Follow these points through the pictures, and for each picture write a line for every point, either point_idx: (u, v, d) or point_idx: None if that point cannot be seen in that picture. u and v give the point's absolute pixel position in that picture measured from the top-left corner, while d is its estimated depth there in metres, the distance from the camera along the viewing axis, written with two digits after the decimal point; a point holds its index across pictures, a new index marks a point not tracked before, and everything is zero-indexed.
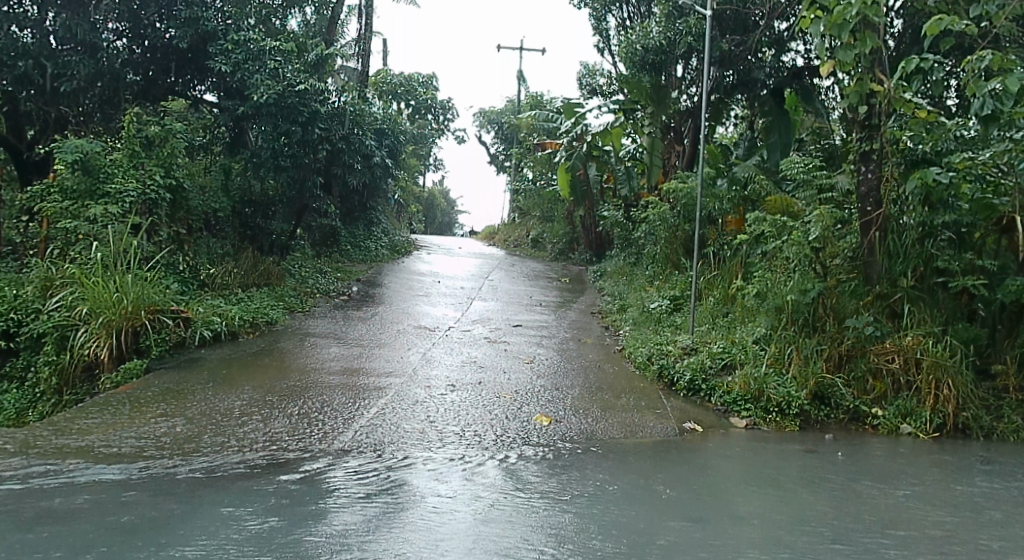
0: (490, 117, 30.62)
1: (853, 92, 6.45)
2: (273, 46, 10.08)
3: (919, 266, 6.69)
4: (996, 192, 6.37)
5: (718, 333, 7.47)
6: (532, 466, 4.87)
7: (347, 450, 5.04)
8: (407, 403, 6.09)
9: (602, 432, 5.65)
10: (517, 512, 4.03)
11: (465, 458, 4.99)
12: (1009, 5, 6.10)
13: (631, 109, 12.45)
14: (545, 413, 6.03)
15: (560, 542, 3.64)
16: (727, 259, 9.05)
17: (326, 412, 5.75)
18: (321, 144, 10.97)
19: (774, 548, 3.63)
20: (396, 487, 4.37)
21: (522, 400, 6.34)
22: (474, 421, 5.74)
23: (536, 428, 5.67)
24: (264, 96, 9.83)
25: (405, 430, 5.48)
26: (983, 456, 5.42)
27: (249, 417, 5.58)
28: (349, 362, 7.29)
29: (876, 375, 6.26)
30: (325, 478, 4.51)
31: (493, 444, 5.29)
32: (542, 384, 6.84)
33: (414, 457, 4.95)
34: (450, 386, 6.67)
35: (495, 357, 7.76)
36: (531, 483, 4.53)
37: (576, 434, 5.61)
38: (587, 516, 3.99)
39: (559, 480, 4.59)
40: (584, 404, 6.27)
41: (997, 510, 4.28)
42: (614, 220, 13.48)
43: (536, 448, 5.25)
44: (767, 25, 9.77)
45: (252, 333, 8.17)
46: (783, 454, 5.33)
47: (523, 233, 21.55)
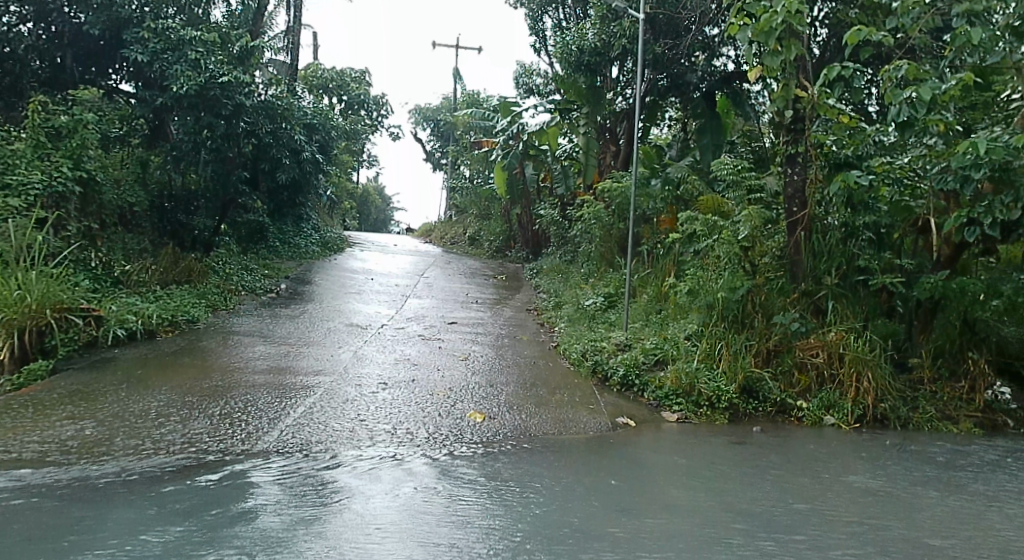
0: (426, 115, 30.34)
1: (779, 98, 6.75)
2: (194, 35, 9.70)
3: (842, 265, 7.02)
4: (913, 195, 6.81)
5: (651, 330, 7.64)
6: (465, 463, 4.89)
7: (272, 450, 4.94)
8: (337, 402, 6.00)
9: (535, 428, 5.71)
10: (451, 508, 4.05)
11: (397, 456, 4.97)
12: (923, 19, 6.42)
13: (568, 109, 12.63)
14: (479, 409, 6.06)
15: (493, 537, 3.68)
16: (660, 258, 9.24)
17: (250, 412, 5.62)
18: (246, 137, 10.90)
19: (705, 539, 3.73)
20: (322, 487, 4.31)
21: (457, 397, 6.35)
22: (406, 419, 5.71)
23: (470, 425, 5.69)
24: (183, 87, 9.50)
25: (334, 429, 5.40)
26: (899, 445, 5.74)
27: (165, 418, 5.40)
28: (275, 361, 7.12)
29: (801, 370, 6.54)
30: (248, 479, 4.41)
31: (426, 442, 5.28)
32: (477, 381, 6.87)
33: (343, 456, 4.90)
34: (382, 384, 6.61)
35: (431, 355, 7.73)
36: (467, 479, 4.55)
37: (510, 430, 5.66)
38: (521, 510, 4.04)
39: (496, 476, 4.63)
40: (519, 400, 6.33)
41: (911, 497, 4.54)
42: (551, 218, 13.65)
43: (470, 445, 5.27)
44: (698, 31, 10.04)
45: (171, 332, 7.93)
46: (715, 446, 5.51)
47: (460, 232, 21.53)
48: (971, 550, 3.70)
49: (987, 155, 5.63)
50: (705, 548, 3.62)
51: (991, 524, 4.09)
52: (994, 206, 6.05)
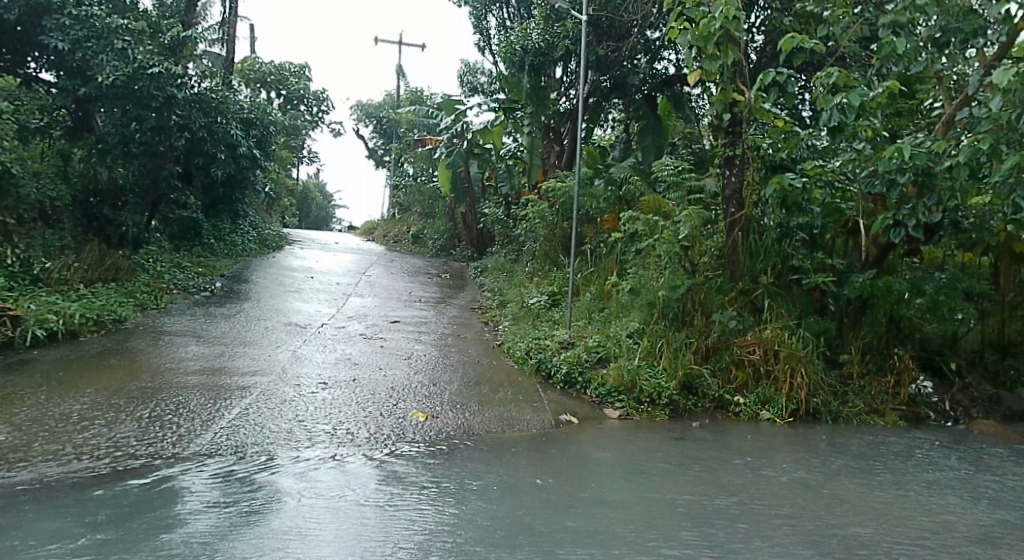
0: (368, 111, 29.98)
1: (718, 102, 6.96)
2: (121, 24, 9.51)
3: (777, 264, 7.27)
4: (844, 197, 7.01)
5: (594, 328, 7.74)
6: (406, 463, 4.87)
7: (205, 453, 4.82)
8: (274, 403, 5.90)
9: (478, 427, 5.72)
10: (391, 508, 4.03)
11: (336, 457, 4.92)
12: (852, 29, 6.72)
13: (512, 109, 12.66)
14: (421, 409, 6.04)
15: (432, 536, 3.67)
16: (603, 257, 9.34)
17: (181, 414, 5.48)
18: (179, 132, 10.62)
19: (642, 534, 3.80)
20: (257, 490, 4.24)
21: (399, 396, 6.32)
22: (346, 420, 5.66)
23: (412, 425, 5.67)
24: (111, 78, 9.28)
25: (271, 430, 5.31)
26: (830, 439, 5.95)
27: (89, 421, 5.21)
28: (209, 361, 6.95)
29: (739, 366, 6.72)
30: (178, 483, 4.29)
31: (367, 442, 5.24)
32: (419, 380, 6.84)
33: (280, 458, 4.82)
34: (322, 384, 6.52)
35: (373, 354, 7.67)
36: (408, 480, 4.53)
37: (453, 429, 5.66)
38: (464, 510, 4.05)
39: (439, 476, 4.62)
40: (462, 399, 6.33)
41: (840, 488, 4.72)
42: (495, 217, 13.68)
43: (411, 445, 5.25)
44: (639, 35, 10.32)
45: (96, 332, 7.65)
46: (656, 442, 5.62)
47: (403, 230, 21.35)
48: (894, 537, 3.87)
49: (910, 160, 5.91)
50: (643, 542, 3.69)
51: (915, 512, 4.29)
52: (917, 208, 6.37)
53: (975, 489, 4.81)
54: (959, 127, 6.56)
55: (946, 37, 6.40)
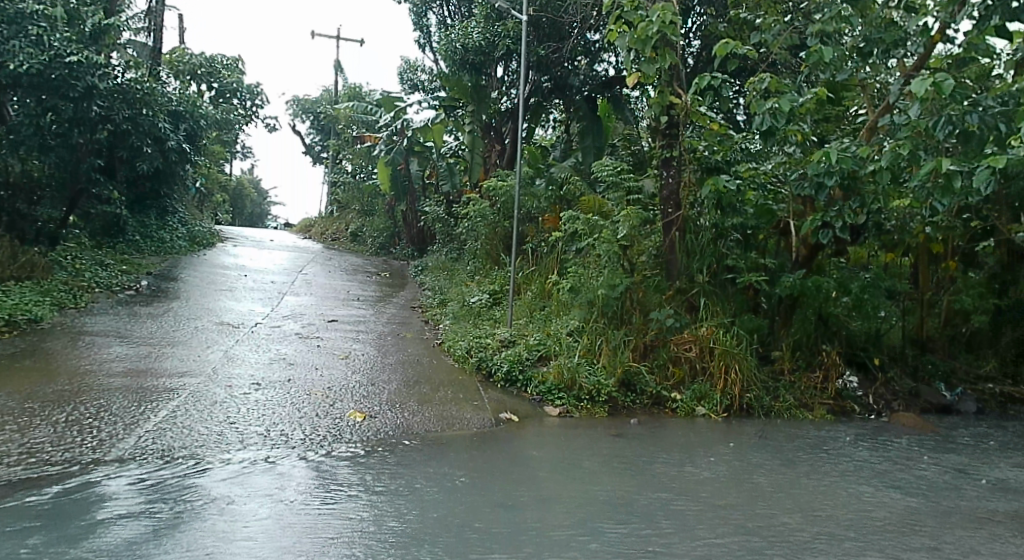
0: (305, 107, 29.37)
1: (655, 104, 7.13)
2: (36, 9, 9.20)
3: (712, 263, 7.43)
4: (775, 199, 7.21)
5: (535, 326, 7.78)
6: (342, 464, 4.82)
7: (128, 457, 4.66)
8: (203, 404, 5.74)
9: (417, 426, 5.70)
10: (329, 510, 3.98)
11: (269, 459, 4.83)
12: (782, 36, 6.93)
13: (453, 106, 12.66)
14: (359, 409, 5.98)
15: (372, 535, 3.65)
16: (544, 256, 9.37)
17: (102, 418, 5.28)
18: (99, 123, 10.45)
19: (581, 530, 3.84)
20: (186, 494, 4.13)
21: (336, 397, 6.23)
22: (280, 420, 5.56)
23: (349, 425, 5.60)
24: (24, 64, 8.95)
25: (200, 433, 5.17)
26: (761, 432, 6.18)
27: (1, 427, 4.97)
28: (133, 362, 6.72)
29: (676, 363, 6.90)
30: (100, 490, 4.15)
31: (301, 443, 5.16)
32: (357, 380, 6.76)
33: (209, 461, 4.71)
34: (254, 384, 6.39)
35: (308, 354, 7.55)
36: (347, 480, 4.49)
37: (391, 428, 5.63)
38: (405, 509, 4.04)
39: (378, 477, 4.59)
40: (401, 398, 6.29)
41: (771, 480, 4.89)
42: (435, 216, 13.62)
43: (348, 446, 5.20)
44: (579, 36, 10.45)
45: (8, 333, 7.28)
46: (594, 439, 5.71)
47: (342, 228, 21.03)
48: (824, 525, 4.03)
49: (838, 164, 6.14)
50: (584, 537, 3.74)
51: (840, 503, 4.47)
52: (844, 211, 6.62)
53: (897, 479, 5.04)
54: (882, 133, 6.86)
55: (870, 47, 6.67)
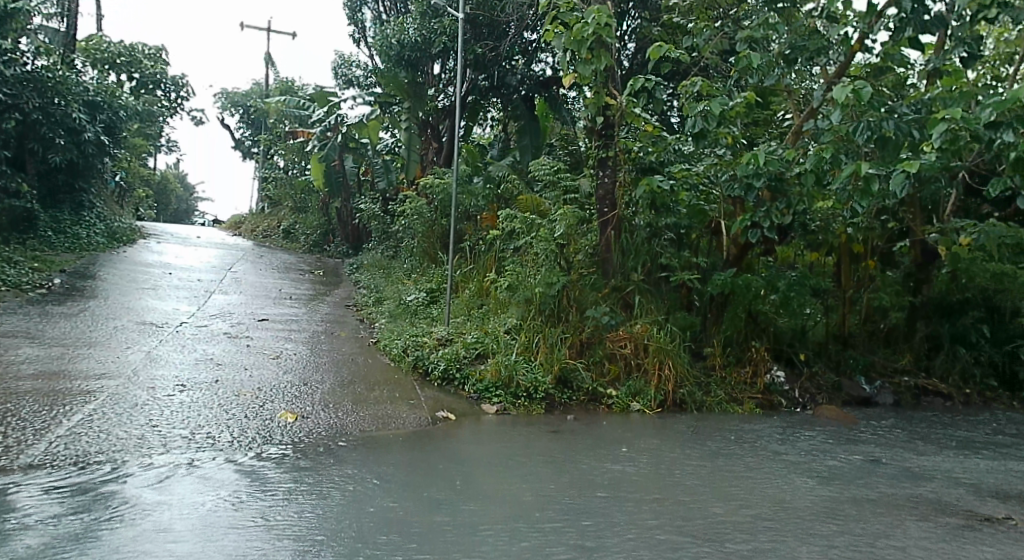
0: (233, 100, 28.53)
1: (592, 104, 7.24)
2: None
3: (647, 262, 7.61)
4: (708, 200, 7.41)
5: (472, 324, 7.77)
6: (273, 466, 4.72)
7: (40, 464, 4.44)
8: (123, 407, 5.53)
9: (352, 426, 5.64)
10: (259, 513, 3.90)
11: (194, 462, 4.69)
12: (713, 41, 7.15)
13: (389, 103, 12.49)
14: (290, 409, 5.87)
15: (304, 537, 3.60)
16: (482, 254, 9.35)
17: (11, 423, 5.02)
18: (11, 112, 11.10)
19: (520, 526, 3.88)
20: (104, 501, 3.97)
21: (266, 398, 6.10)
22: (207, 423, 5.40)
23: (279, 426, 5.50)
24: None
25: (119, 437, 4.97)
26: (694, 426, 6.35)
27: None
28: (46, 364, 6.41)
29: (611, 360, 7.02)
30: (9, 498, 3.94)
31: (229, 446, 5.03)
32: (288, 380, 6.64)
33: (129, 466, 4.54)
34: (179, 386, 6.20)
35: (237, 354, 7.36)
36: (279, 483, 4.40)
37: (324, 429, 5.55)
38: (340, 510, 3.99)
39: (314, 479, 4.51)
40: (335, 398, 6.21)
41: (705, 473, 5.03)
42: (372, 213, 13.44)
43: (279, 447, 5.10)
44: (516, 35, 10.60)
45: None
46: (531, 437, 5.75)
47: (274, 225, 20.53)
48: (754, 516, 4.17)
49: (765, 166, 6.37)
50: (524, 534, 3.77)
51: (771, 494, 4.62)
52: (771, 212, 6.85)
53: (821, 470, 5.26)
54: (807, 137, 7.13)
55: (795, 55, 6.89)
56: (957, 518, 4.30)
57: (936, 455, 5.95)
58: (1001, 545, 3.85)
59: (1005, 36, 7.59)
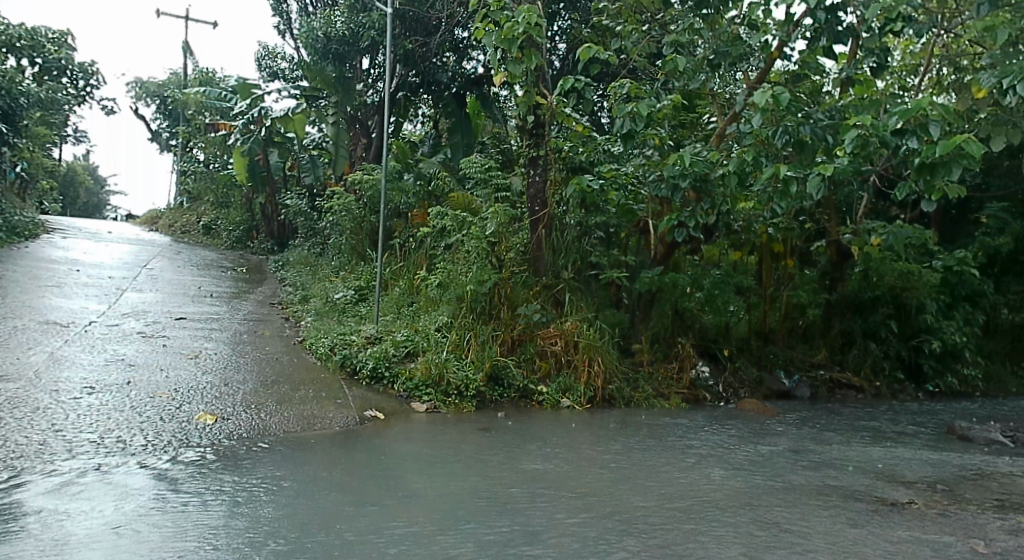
0: (148, 89, 27.31)
1: (522, 103, 7.29)
2: None
3: (577, 260, 7.70)
4: (636, 200, 7.56)
5: (402, 322, 7.69)
6: (192, 470, 4.56)
7: None
8: (23, 412, 5.22)
9: (276, 427, 5.51)
10: (175, 517, 3.76)
11: (102, 468, 4.48)
12: (640, 43, 7.31)
13: (315, 97, 12.29)
14: (209, 411, 5.68)
15: (223, 540, 3.49)
16: (412, 251, 9.25)
17: None
18: None
19: (453, 523, 3.88)
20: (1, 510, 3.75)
21: (182, 399, 5.88)
22: (117, 427, 5.17)
23: (197, 428, 5.31)
24: None
25: (18, 443, 4.70)
26: (623, 421, 6.48)
27: None
28: None
29: (542, 357, 7.09)
30: None
31: (142, 450, 4.83)
32: (207, 381, 6.42)
33: (29, 474, 4.29)
34: (86, 388, 5.90)
35: (151, 354, 7.06)
36: (196, 487, 4.25)
37: (247, 431, 5.39)
38: (263, 512, 3.89)
39: (235, 482, 4.37)
40: (258, 399, 6.04)
41: (634, 468, 5.14)
42: (298, 209, 13.13)
43: (197, 451, 4.92)
44: (446, 32, 10.51)
45: None
46: (463, 435, 5.74)
47: (193, 220, 19.80)
48: (680, 508, 4.29)
49: (690, 167, 6.54)
50: (456, 531, 3.77)
51: (695, 485, 4.77)
52: (697, 212, 7.07)
53: (743, 462, 5.45)
54: (730, 140, 7.38)
55: (718, 60, 7.16)
56: (866, 503, 4.55)
57: (847, 445, 6.27)
58: (906, 528, 4.09)
59: (909, 50, 8.25)
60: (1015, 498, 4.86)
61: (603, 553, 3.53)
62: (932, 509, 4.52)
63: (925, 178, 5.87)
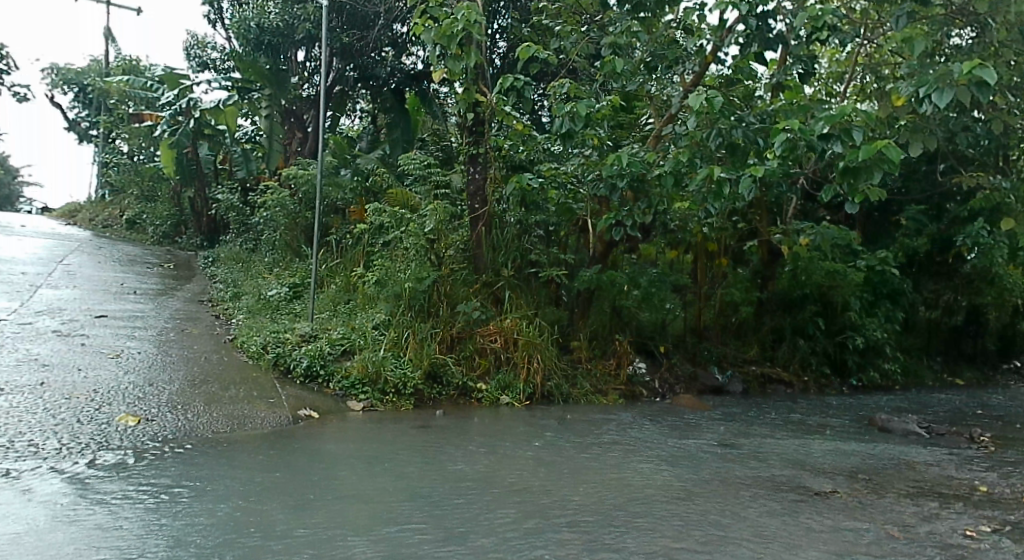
0: (66, 78, 26.04)
1: (462, 100, 7.26)
2: None
3: (517, 258, 7.75)
4: (575, 199, 7.57)
5: (338, 320, 7.58)
6: (112, 473, 4.38)
7: None
8: None
9: (204, 428, 5.35)
10: (93, 520, 3.61)
11: (13, 472, 4.26)
12: (579, 44, 7.45)
13: (248, 89, 11.96)
14: (131, 412, 5.47)
15: (146, 542, 3.37)
16: (349, 248, 9.11)
17: None
18: None
19: (391, 521, 3.85)
20: None
21: (102, 400, 5.64)
22: (30, 429, 4.92)
23: (119, 430, 5.11)
24: None
25: None
26: (561, 418, 6.56)
27: None
28: None
29: (481, 354, 7.10)
30: None
31: (58, 453, 4.62)
32: (129, 381, 6.17)
33: None
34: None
35: (68, 354, 6.74)
36: (117, 490, 4.09)
37: (173, 432, 5.22)
38: (189, 514, 3.77)
39: (159, 485, 4.23)
40: (185, 399, 5.85)
41: (572, 463, 5.22)
42: (229, 204, 12.77)
43: (118, 453, 4.74)
44: (383, 25, 10.40)
45: None
46: (403, 433, 5.72)
47: (117, 215, 19.01)
48: (616, 501, 4.37)
49: (628, 167, 6.66)
50: (395, 528, 3.74)
51: (631, 479, 4.88)
52: (634, 211, 7.21)
53: (677, 455, 5.60)
54: (666, 141, 7.45)
55: (655, 63, 7.42)
56: (792, 494, 4.73)
57: (774, 437, 6.52)
58: (829, 516, 4.27)
59: (836, 58, 8.59)
60: (928, 486, 5.14)
61: (540, 546, 3.56)
62: (852, 497, 4.74)
63: (849, 181, 6.15)
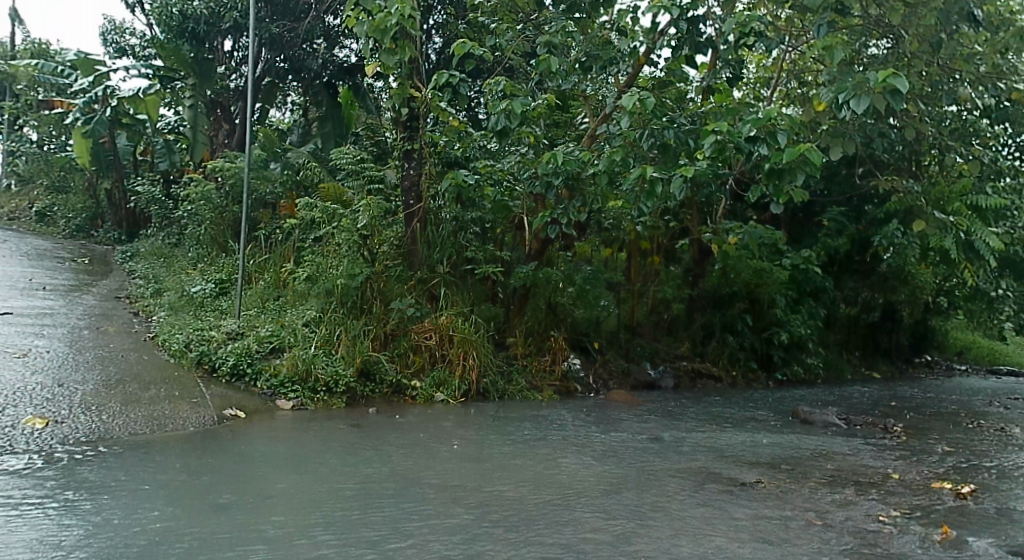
0: None
1: (396, 95, 7.18)
2: None
3: (453, 255, 7.73)
4: (511, 196, 7.56)
5: (267, 316, 7.38)
6: (17, 479, 4.14)
7: None
8: None
9: (122, 430, 5.11)
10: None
11: None
12: (514, 43, 7.48)
13: (170, 78, 11.46)
14: (39, 415, 5.17)
15: (55, 550, 3.19)
16: (279, 243, 8.89)
17: None
18: None
19: (324, 523, 3.77)
20: None
21: (6, 402, 5.32)
22: None
23: (26, 434, 4.82)
24: None
25: None
26: (495, 415, 6.56)
27: None
28: None
29: (416, 352, 7.03)
30: None
31: None
32: (36, 381, 5.84)
33: None
34: None
35: None
36: (23, 497, 3.86)
37: (87, 435, 4.97)
38: (103, 521, 3.60)
39: (70, 490, 4.02)
40: (100, 400, 5.57)
41: (509, 460, 5.24)
42: (150, 197, 12.21)
43: (24, 458, 4.47)
44: (315, 17, 10.26)
45: None
46: (336, 432, 5.61)
47: (26, 207, 18.03)
48: (551, 497, 4.41)
49: (563, 165, 6.71)
50: (327, 529, 3.67)
51: (566, 475, 4.93)
52: (569, 209, 7.30)
53: (610, 450, 5.70)
54: (600, 141, 7.61)
55: (589, 63, 7.41)
56: (720, 485, 4.88)
57: (702, 430, 6.71)
58: (755, 506, 4.42)
59: (763, 63, 8.88)
60: (845, 474, 5.39)
61: (475, 543, 3.55)
62: (775, 487, 4.92)
63: (775, 182, 6.40)
